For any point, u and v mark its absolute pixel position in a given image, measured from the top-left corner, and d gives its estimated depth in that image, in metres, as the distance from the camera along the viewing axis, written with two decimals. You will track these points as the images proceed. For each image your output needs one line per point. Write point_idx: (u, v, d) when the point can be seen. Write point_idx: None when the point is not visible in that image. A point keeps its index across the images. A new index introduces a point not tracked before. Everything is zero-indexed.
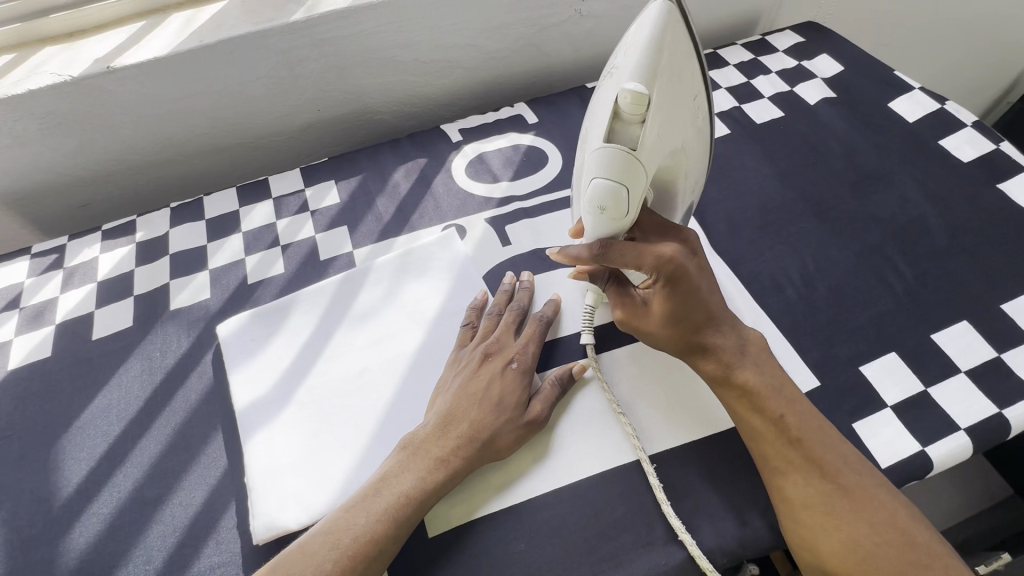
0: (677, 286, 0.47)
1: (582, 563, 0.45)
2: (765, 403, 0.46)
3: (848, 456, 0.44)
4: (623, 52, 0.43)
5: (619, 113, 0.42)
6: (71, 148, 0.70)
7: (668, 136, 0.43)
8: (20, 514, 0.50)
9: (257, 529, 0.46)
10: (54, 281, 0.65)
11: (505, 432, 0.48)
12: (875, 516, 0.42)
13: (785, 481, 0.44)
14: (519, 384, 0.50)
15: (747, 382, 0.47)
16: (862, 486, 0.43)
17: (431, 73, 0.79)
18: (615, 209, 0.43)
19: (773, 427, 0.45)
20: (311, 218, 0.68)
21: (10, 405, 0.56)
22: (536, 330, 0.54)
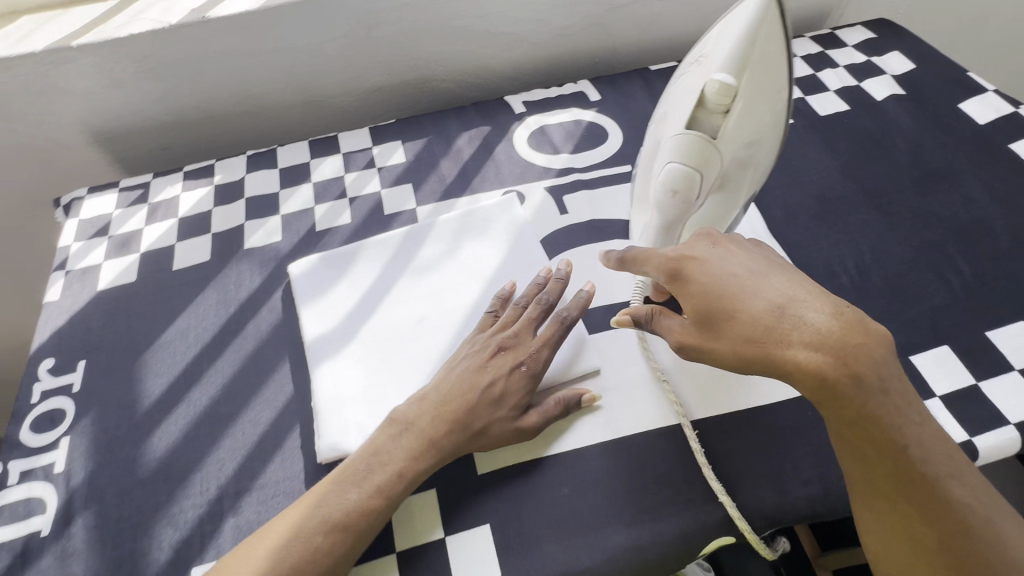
0: (688, 282, 0.44)
1: (624, 512, 0.47)
2: (885, 426, 0.39)
3: (973, 493, 0.39)
4: (714, 39, 0.42)
5: (703, 101, 0.42)
6: (159, 93, 0.75)
7: (750, 127, 0.42)
8: (106, 417, 0.54)
9: (322, 448, 0.50)
10: (139, 213, 0.70)
11: (496, 429, 0.48)
12: (985, 552, 0.38)
13: (886, 503, 0.40)
14: (523, 388, 0.49)
15: (874, 411, 0.39)
16: (981, 526, 0.38)
17: (499, 46, 0.81)
18: (685, 193, 0.44)
19: (890, 458, 0.39)
20: (377, 174, 0.72)
21: (100, 321, 0.61)
22: (556, 332, 0.52)
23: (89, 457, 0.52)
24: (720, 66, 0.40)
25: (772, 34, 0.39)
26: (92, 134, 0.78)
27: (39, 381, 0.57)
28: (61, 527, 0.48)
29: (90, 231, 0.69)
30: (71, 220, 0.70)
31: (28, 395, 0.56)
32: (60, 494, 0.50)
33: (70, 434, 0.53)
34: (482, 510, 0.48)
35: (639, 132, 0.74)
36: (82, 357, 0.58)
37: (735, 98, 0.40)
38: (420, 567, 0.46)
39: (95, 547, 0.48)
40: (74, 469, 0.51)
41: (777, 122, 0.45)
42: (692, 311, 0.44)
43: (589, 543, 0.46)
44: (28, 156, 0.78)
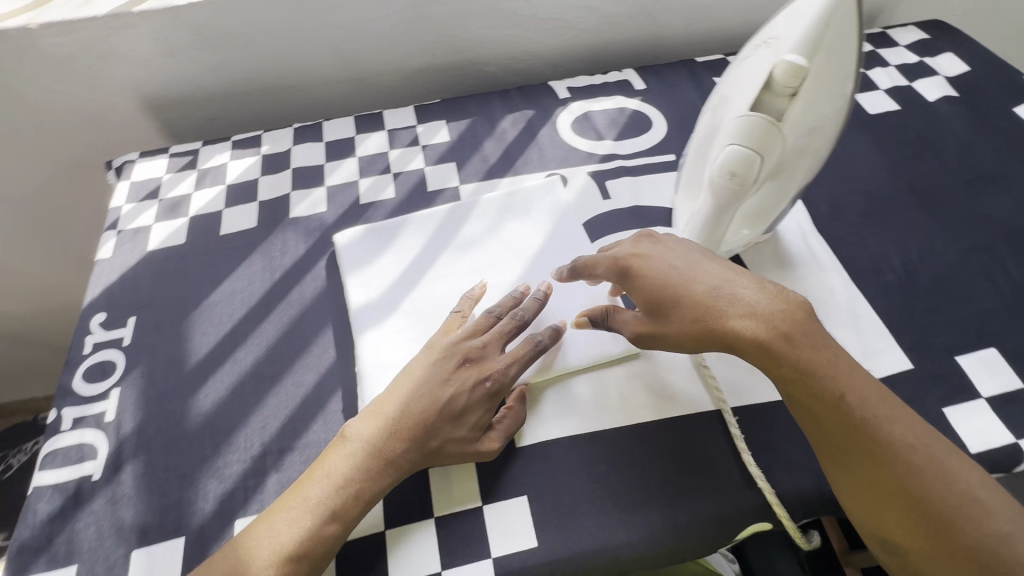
0: (639, 274, 0.47)
1: (661, 492, 0.47)
2: (818, 386, 0.42)
3: (912, 433, 0.42)
4: (785, 22, 0.42)
5: (770, 84, 0.42)
6: (211, 63, 0.76)
7: (814, 113, 0.42)
8: (156, 371, 0.56)
9: None
10: (188, 179, 0.71)
11: (453, 448, 0.47)
12: (946, 493, 0.40)
13: (846, 463, 0.42)
14: (483, 406, 0.48)
15: (804, 364, 0.42)
16: (931, 461, 0.41)
17: (546, 31, 0.81)
18: (743, 176, 0.44)
19: (832, 412, 0.42)
20: (421, 151, 0.72)
21: (149, 280, 0.62)
22: (522, 353, 0.50)
23: (138, 408, 0.53)
24: (792, 48, 0.40)
25: (847, 19, 0.39)
26: (144, 100, 0.79)
27: (91, 333, 0.59)
28: (112, 473, 0.50)
29: (141, 193, 0.70)
30: (122, 182, 0.72)
31: (80, 346, 0.58)
32: (110, 442, 0.52)
33: (120, 385, 0.55)
34: (519, 481, 0.48)
35: (684, 122, 0.73)
36: (132, 313, 0.60)
37: (804, 81, 0.40)
38: (458, 534, 0.46)
39: (143, 493, 0.49)
40: (124, 419, 0.53)
41: (840, 112, 0.45)
42: (643, 302, 0.47)
43: (626, 520, 0.46)
44: (81, 119, 0.80)
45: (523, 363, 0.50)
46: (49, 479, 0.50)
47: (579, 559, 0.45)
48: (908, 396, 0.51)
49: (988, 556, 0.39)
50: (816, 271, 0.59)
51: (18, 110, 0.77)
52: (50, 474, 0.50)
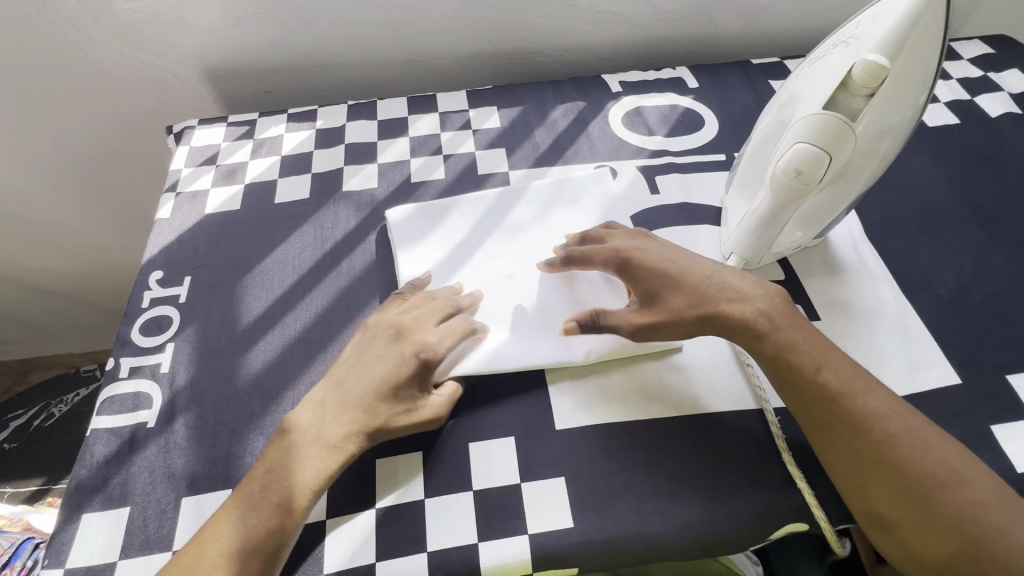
0: (634, 263, 0.50)
1: (699, 485, 0.48)
2: (796, 365, 0.45)
3: (886, 404, 0.44)
4: (866, 22, 0.42)
5: (847, 84, 0.42)
6: (273, 37, 0.78)
7: (888, 116, 0.42)
8: (209, 329, 0.58)
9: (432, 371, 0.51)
10: (245, 148, 0.73)
11: (393, 421, 0.48)
12: (925, 463, 0.42)
13: (827, 434, 0.44)
14: (418, 378, 0.49)
15: (780, 339, 0.46)
16: (906, 431, 0.43)
17: (603, 24, 0.81)
18: (808, 176, 0.44)
19: (812, 385, 0.44)
20: (472, 135, 0.73)
21: (205, 242, 0.64)
22: (448, 335, 0.51)
23: (191, 363, 0.55)
24: (874, 49, 0.40)
25: (932, 22, 0.40)
26: (205, 70, 0.81)
27: (149, 290, 0.61)
28: (164, 422, 0.52)
29: (199, 159, 0.72)
30: (181, 147, 0.74)
31: (137, 301, 0.60)
32: (164, 393, 0.54)
33: (175, 340, 0.57)
34: (557, 463, 0.49)
35: (737, 123, 0.73)
36: (188, 273, 0.62)
37: (882, 82, 0.40)
38: (495, 508, 0.47)
39: (194, 444, 0.51)
40: (177, 372, 0.55)
41: (912, 117, 0.44)
42: (638, 291, 0.49)
43: (662, 509, 0.47)
44: (143, 84, 0.83)
45: (450, 343, 0.50)
46: (106, 423, 0.52)
47: (614, 542, 0.46)
48: (955, 410, 0.51)
49: (964, 521, 0.41)
50: (866, 279, 0.59)
51: (86, 72, 0.80)
52: (107, 419, 0.52)
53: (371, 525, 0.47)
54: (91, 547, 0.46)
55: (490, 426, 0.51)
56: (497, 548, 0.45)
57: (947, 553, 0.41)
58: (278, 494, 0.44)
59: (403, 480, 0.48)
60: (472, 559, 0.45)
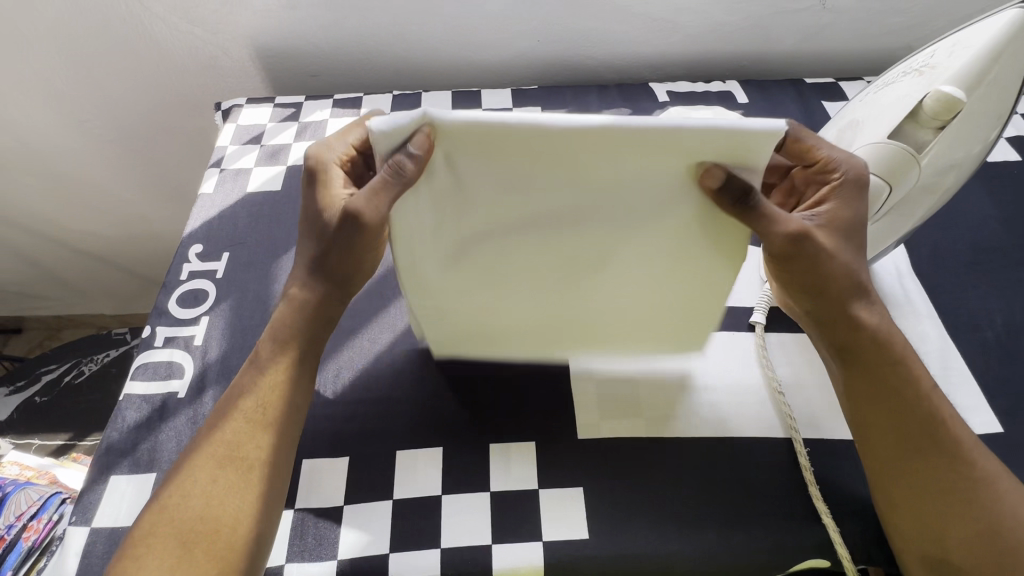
0: (864, 198, 0.42)
1: (719, 510, 0.47)
2: (916, 378, 0.45)
3: (980, 446, 0.44)
4: (944, 51, 0.40)
5: (915, 114, 0.40)
6: (325, 23, 0.78)
7: (955, 150, 0.41)
8: (243, 306, 0.59)
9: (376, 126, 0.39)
10: (289, 130, 0.74)
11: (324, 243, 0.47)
12: (1007, 510, 0.42)
13: (927, 457, 0.43)
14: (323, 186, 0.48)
15: (904, 348, 0.45)
16: (999, 477, 0.43)
17: (655, 32, 0.80)
18: (864, 205, 0.42)
19: (925, 402, 0.44)
20: None
21: (245, 219, 0.65)
22: (337, 146, 0.50)
23: (224, 337, 0.56)
24: (949, 80, 0.38)
25: (1012, 58, 0.38)
26: (256, 50, 0.83)
27: (188, 262, 0.62)
28: (194, 394, 0.53)
29: (245, 137, 0.74)
30: (228, 124, 0.75)
31: (177, 272, 0.61)
32: (196, 364, 0.55)
33: (210, 314, 0.58)
34: (577, 472, 0.49)
35: None
36: (226, 249, 0.63)
37: (955, 115, 0.39)
38: (511, 512, 0.47)
39: None
40: (211, 345, 0.56)
41: (979, 152, 0.43)
42: (830, 219, 0.42)
43: (681, 531, 0.46)
44: (195, 60, 0.84)
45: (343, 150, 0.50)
46: (139, 389, 0.53)
47: (629, 559, 0.45)
48: None
49: None
50: (910, 315, 0.57)
51: (143, 45, 0.82)
52: (140, 385, 0.54)
53: (387, 515, 0.47)
54: (117, 508, 0.47)
55: (512, 428, 0.51)
56: (511, 553, 0.45)
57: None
58: (281, 369, 0.47)
59: (423, 474, 0.49)
60: (485, 560, 0.45)
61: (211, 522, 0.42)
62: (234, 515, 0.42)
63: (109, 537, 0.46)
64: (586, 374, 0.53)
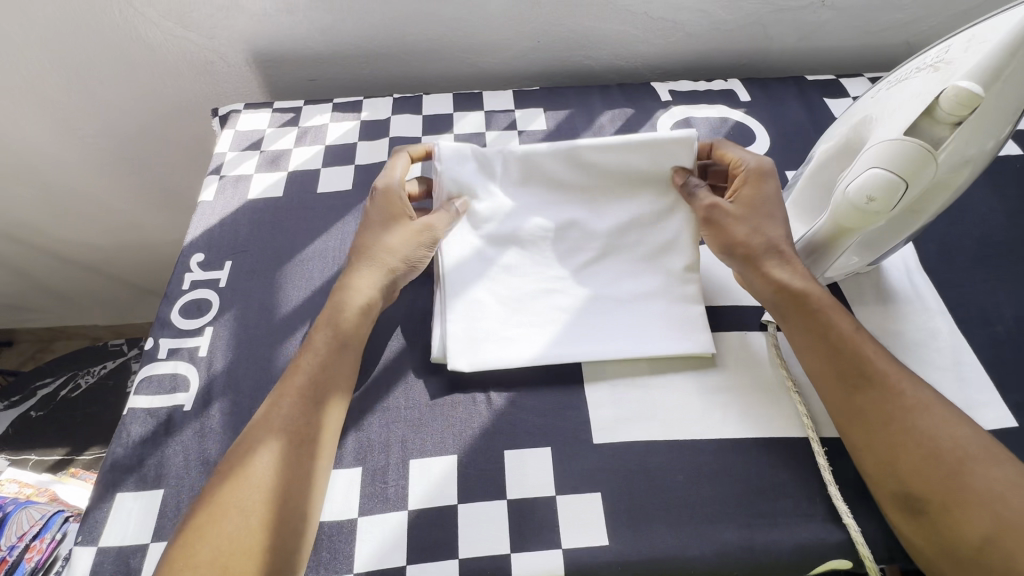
0: (764, 181, 0.53)
1: (738, 511, 0.46)
2: (838, 324, 0.48)
3: (910, 377, 0.46)
4: (960, 46, 0.40)
5: (932, 110, 0.40)
6: (322, 26, 0.77)
7: (972, 145, 0.41)
8: (248, 315, 0.57)
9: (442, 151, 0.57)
10: (289, 135, 0.73)
11: (380, 253, 0.55)
12: (950, 437, 0.43)
13: (860, 398, 0.45)
14: (383, 205, 0.57)
15: (823, 298, 0.49)
16: (933, 403, 0.44)
17: (656, 31, 0.80)
18: (883, 202, 0.42)
19: (848, 344, 0.47)
20: (518, 136, 0.72)
21: (247, 227, 0.64)
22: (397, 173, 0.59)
23: (230, 348, 0.55)
24: (967, 76, 0.38)
25: None
26: (253, 54, 0.81)
27: (190, 272, 0.61)
28: (201, 406, 0.52)
29: (244, 143, 0.73)
30: (227, 130, 0.74)
31: (179, 282, 0.60)
32: (201, 377, 0.54)
33: (214, 323, 0.57)
34: (594, 478, 0.48)
35: (789, 139, 0.71)
36: (229, 257, 0.62)
37: (973, 111, 0.39)
38: (530, 519, 0.46)
39: (229, 431, 0.50)
40: (216, 356, 0.55)
41: (994, 147, 0.43)
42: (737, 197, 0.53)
43: (701, 533, 0.45)
44: (190, 66, 0.83)
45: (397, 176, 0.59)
46: (144, 403, 0.52)
47: (650, 564, 0.44)
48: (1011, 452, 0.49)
49: (998, 499, 0.40)
50: (919, 310, 0.57)
51: (136, 50, 0.80)
52: (145, 398, 0.52)
53: (403, 526, 0.46)
54: (124, 526, 0.46)
55: (527, 434, 0.50)
56: (530, 561, 0.45)
57: (982, 535, 0.40)
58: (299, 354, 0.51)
59: (437, 483, 0.48)
60: (504, 569, 0.44)
61: (254, 503, 0.43)
62: (279, 490, 0.44)
63: (117, 557, 0.45)
64: (600, 377, 0.53)
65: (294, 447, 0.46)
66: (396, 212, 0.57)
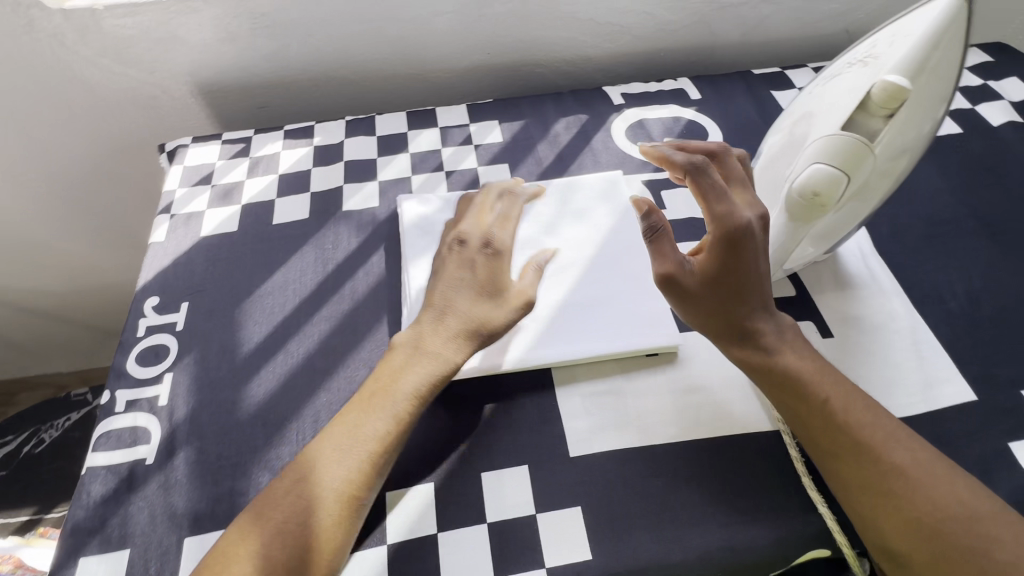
0: (734, 253, 0.45)
1: (718, 512, 0.47)
2: (810, 392, 0.45)
3: (891, 434, 0.43)
4: (886, 40, 0.42)
5: (865, 105, 0.41)
6: (267, 52, 0.76)
7: (906, 136, 0.42)
8: (208, 359, 0.56)
9: (405, 200, 0.65)
10: (241, 167, 0.71)
11: (482, 320, 0.50)
12: (933, 497, 0.41)
13: (836, 463, 0.43)
14: (490, 266, 0.52)
15: (790, 368, 0.46)
16: (916, 465, 0.42)
17: (603, 35, 0.80)
18: (827, 197, 0.43)
19: (819, 411, 0.45)
20: (474, 150, 0.72)
21: (202, 265, 0.62)
22: (506, 229, 0.54)
23: (190, 396, 0.53)
24: (893, 69, 0.39)
25: (952, 43, 0.39)
26: (197, 86, 0.79)
27: (144, 317, 0.59)
28: (164, 457, 0.50)
29: (194, 179, 0.71)
30: (175, 166, 0.72)
31: (133, 329, 0.58)
32: (163, 427, 0.52)
33: (173, 370, 0.55)
34: (573, 491, 0.48)
35: (741, 134, 0.72)
36: (185, 298, 0.60)
37: (902, 104, 0.40)
38: (512, 541, 0.46)
39: (195, 482, 0.49)
40: (177, 405, 0.53)
41: (927, 136, 0.44)
42: (704, 270, 0.46)
43: (684, 538, 0.45)
44: (133, 102, 0.81)
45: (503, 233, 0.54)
46: (103, 460, 0.50)
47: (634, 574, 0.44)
48: (974, 426, 0.50)
49: (983, 558, 0.39)
50: (876, 294, 0.58)
51: (73, 90, 0.77)
52: (104, 455, 0.50)
53: (382, 561, 0.45)
54: None
55: (503, 454, 0.50)
56: None
57: None
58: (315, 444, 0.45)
59: (414, 513, 0.47)
60: None
61: None
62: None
63: None
64: (572, 390, 0.53)
65: (330, 506, 0.42)
66: (498, 276, 0.51)
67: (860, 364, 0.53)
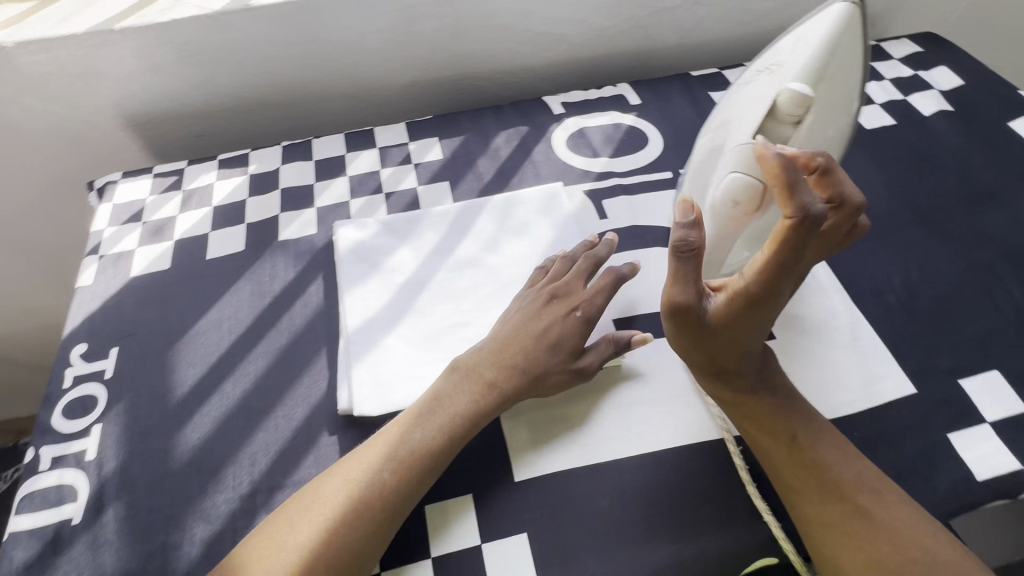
0: (759, 313, 0.40)
1: (665, 528, 0.46)
2: (780, 430, 0.45)
3: (857, 474, 0.44)
4: (788, 49, 0.43)
5: (774, 112, 0.41)
6: (197, 80, 0.74)
7: (818, 140, 0.42)
8: (140, 406, 0.53)
9: (343, 225, 0.64)
10: (174, 201, 0.69)
11: (554, 379, 0.50)
12: (894, 538, 0.41)
13: (800, 499, 0.44)
14: (574, 332, 0.51)
15: (762, 405, 0.46)
16: (880, 505, 0.42)
17: (540, 45, 0.80)
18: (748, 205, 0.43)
19: (786, 446, 0.45)
20: (413, 170, 0.71)
21: (134, 306, 0.60)
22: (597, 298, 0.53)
23: (122, 448, 0.51)
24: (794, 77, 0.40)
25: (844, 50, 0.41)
26: (127, 118, 0.77)
27: (72, 366, 0.56)
28: (93, 515, 0.48)
29: (123, 216, 0.68)
30: (104, 204, 0.70)
31: (59, 380, 0.56)
32: (92, 482, 0.49)
33: (102, 421, 0.53)
34: (519, 517, 0.47)
35: (681, 137, 0.72)
36: (115, 343, 0.58)
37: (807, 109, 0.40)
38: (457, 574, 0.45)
39: (127, 539, 0.47)
40: (107, 458, 0.51)
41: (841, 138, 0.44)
42: (718, 314, 0.41)
43: (631, 558, 0.45)
44: (60, 138, 0.78)
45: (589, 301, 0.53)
46: (27, 523, 0.47)
47: None
48: (914, 419, 0.50)
49: None
50: (816, 292, 0.58)
51: None
52: (28, 518, 0.48)
53: None
54: None
55: (447, 484, 0.49)
56: None
57: None
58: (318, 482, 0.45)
59: None
60: None
61: None
62: None
63: None
64: (516, 412, 0.52)
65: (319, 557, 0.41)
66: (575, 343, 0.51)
67: (802, 364, 0.53)
